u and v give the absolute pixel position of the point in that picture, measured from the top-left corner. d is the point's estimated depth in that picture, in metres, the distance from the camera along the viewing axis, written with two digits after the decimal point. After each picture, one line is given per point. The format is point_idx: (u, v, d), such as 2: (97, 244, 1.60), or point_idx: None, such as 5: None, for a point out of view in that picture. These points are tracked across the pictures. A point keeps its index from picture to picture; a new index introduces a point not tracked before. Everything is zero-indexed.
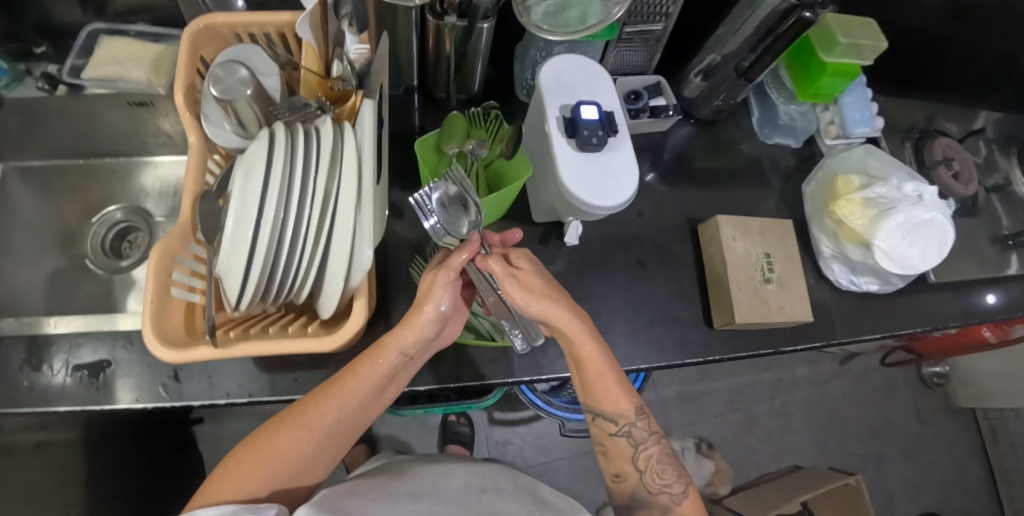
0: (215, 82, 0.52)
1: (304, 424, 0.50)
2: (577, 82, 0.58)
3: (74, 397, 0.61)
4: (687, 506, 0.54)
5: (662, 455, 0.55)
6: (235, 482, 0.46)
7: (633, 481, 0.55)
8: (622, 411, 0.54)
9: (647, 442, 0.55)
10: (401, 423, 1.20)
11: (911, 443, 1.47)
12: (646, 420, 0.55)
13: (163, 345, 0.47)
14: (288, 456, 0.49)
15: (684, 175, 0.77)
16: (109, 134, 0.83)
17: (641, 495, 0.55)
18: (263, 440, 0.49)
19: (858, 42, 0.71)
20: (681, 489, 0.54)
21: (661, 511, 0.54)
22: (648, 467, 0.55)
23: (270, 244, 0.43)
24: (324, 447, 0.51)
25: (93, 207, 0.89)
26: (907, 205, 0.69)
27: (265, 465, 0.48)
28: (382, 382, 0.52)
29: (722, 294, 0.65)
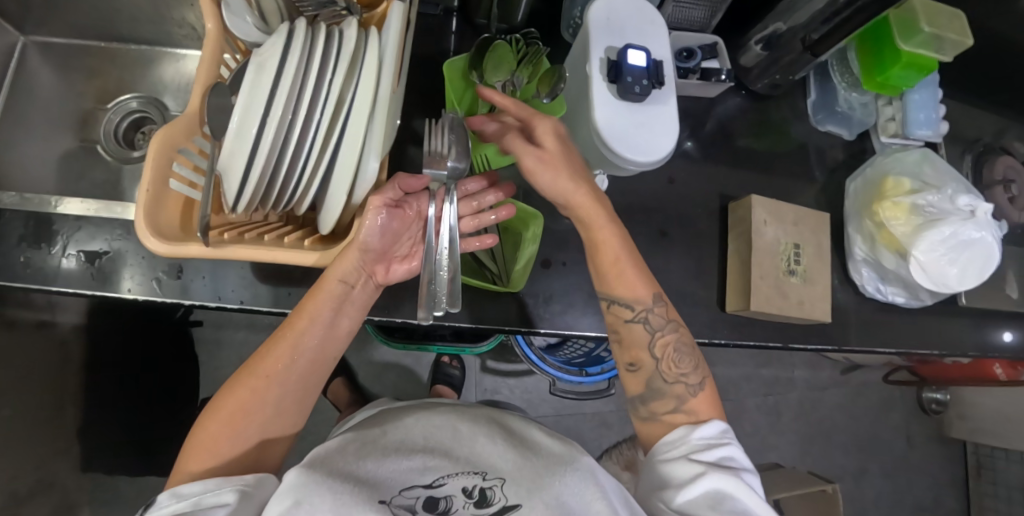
0: None
1: (258, 374, 0.47)
2: (628, 25, 0.53)
3: (70, 279, 0.61)
4: (702, 401, 0.51)
5: (680, 344, 0.52)
6: (206, 448, 0.44)
7: (649, 369, 0.52)
8: (638, 297, 0.53)
9: (665, 329, 0.53)
10: (393, 359, 1.21)
11: (894, 462, 1.46)
12: (662, 307, 0.53)
13: (151, 232, 0.44)
14: (257, 412, 0.47)
15: (723, 149, 0.72)
16: (132, 18, 0.80)
17: (656, 384, 0.52)
18: (222, 400, 0.46)
19: (942, 34, 0.64)
20: (697, 380, 0.52)
21: (676, 403, 0.51)
22: (665, 355, 0.52)
23: (273, 144, 0.40)
24: (290, 397, 0.49)
25: (109, 92, 0.86)
26: (956, 220, 0.64)
27: (233, 423, 0.45)
28: (332, 318, 0.50)
29: (742, 278, 0.61)
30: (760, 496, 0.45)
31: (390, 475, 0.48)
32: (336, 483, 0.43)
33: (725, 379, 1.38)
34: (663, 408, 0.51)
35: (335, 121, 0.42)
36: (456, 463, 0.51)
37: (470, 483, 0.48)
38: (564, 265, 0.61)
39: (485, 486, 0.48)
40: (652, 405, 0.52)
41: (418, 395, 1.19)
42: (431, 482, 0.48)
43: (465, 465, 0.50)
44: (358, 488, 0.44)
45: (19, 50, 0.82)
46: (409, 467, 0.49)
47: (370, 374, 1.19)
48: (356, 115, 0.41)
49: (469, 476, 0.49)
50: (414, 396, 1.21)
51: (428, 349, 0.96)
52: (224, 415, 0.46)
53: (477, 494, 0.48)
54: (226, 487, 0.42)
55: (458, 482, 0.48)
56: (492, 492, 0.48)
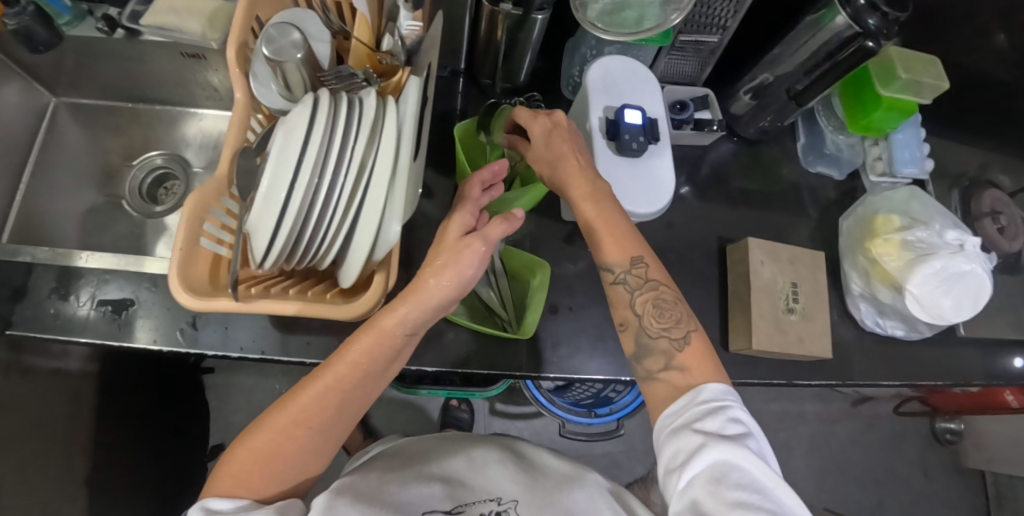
0: (268, 42, 0.52)
1: (301, 407, 0.46)
2: (625, 84, 0.57)
3: (82, 328, 0.64)
4: (690, 355, 0.47)
5: (662, 300, 0.49)
6: (241, 477, 0.46)
7: (635, 326, 0.50)
8: (618, 256, 0.50)
9: (645, 287, 0.50)
10: (403, 402, 1.22)
11: (912, 496, 1.43)
12: (645, 265, 0.50)
13: (183, 289, 0.48)
14: (293, 449, 0.47)
15: (717, 192, 0.76)
16: (159, 81, 0.86)
17: (644, 342, 0.49)
18: (263, 437, 0.46)
19: (918, 79, 0.68)
20: (683, 334, 0.48)
21: (666, 360, 0.48)
22: (647, 311, 0.49)
23: (302, 205, 0.43)
24: (329, 432, 0.49)
25: (136, 150, 0.92)
26: (946, 253, 0.67)
27: (268, 463, 0.46)
28: (383, 364, 0.48)
29: (743, 317, 0.63)
30: (770, 468, 0.40)
31: (413, 499, 0.49)
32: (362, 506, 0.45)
33: None
34: (657, 366, 0.48)
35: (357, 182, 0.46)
36: (473, 492, 0.52)
37: (487, 509, 0.50)
38: (571, 310, 0.64)
39: (500, 509, 0.50)
40: (647, 363, 0.49)
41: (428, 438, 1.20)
42: (450, 508, 0.49)
43: (482, 493, 0.52)
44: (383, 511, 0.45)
45: (49, 112, 0.88)
46: (429, 494, 0.50)
47: (380, 418, 1.19)
48: (379, 178, 0.44)
49: (486, 502, 0.51)
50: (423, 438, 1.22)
51: (439, 393, 0.97)
52: (264, 451, 0.46)
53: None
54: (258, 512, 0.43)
55: (476, 509, 0.50)
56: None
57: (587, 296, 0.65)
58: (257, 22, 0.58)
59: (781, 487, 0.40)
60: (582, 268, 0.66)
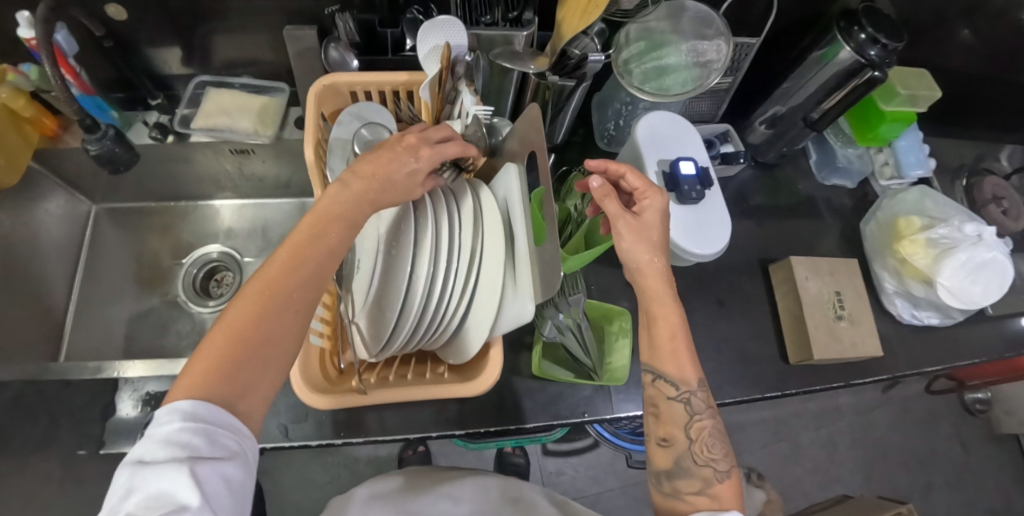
0: (360, 142, 0.62)
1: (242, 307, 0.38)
2: (670, 137, 0.60)
3: (123, 434, 0.65)
4: (727, 488, 0.48)
5: (716, 430, 0.50)
6: (208, 370, 0.36)
7: (681, 447, 0.50)
8: (684, 376, 0.51)
9: (702, 414, 0.50)
10: (457, 453, 1.24)
11: (956, 471, 1.46)
12: (705, 392, 0.51)
13: (310, 389, 0.50)
14: (242, 352, 0.37)
15: (748, 216, 0.81)
16: (207, 177, 0.89)
17: (684, 463, 0.49)
18: (235, 318, 0.38)
19: (916, 92, 0.75)
20: (726, 467, 0.49)
21: (702, 485, 0.48)
22: (699, 437, 0.50)
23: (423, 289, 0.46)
24: (292, 336, 0.40)
25: (183, 247, 0.95)
26: (969, 245, 0.72)
27: (221, 369, 0.36)
28: (340, 241, 0.43)
29: (799, 331, 0.68)
30: None
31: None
32: None
33: (773, 416, 1.42)
34: (689, 488, 0.49)
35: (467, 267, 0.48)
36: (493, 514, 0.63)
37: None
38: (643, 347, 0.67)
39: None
40: (678, 483, 0.49)
41: None
42: None
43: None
44: None
45: (90, 219, 0.92)
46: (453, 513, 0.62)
47: None
48: (491, 259, 0.47)
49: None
50: None
51: (501, 442, 1.00)
52: (232, 338, 0.37)
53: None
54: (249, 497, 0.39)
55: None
56: None
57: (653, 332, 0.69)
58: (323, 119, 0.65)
59: None
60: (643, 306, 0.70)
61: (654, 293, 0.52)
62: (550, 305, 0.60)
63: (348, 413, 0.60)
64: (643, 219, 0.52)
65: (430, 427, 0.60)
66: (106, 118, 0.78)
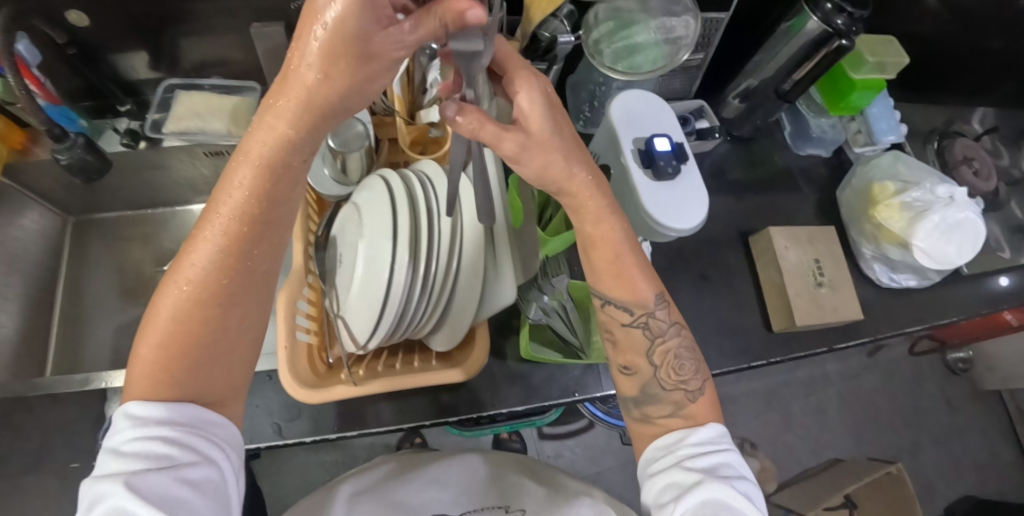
0: (334, 135, 0.57)
1: (185, 278, 0.39)
2: (645, 115, 0.61)
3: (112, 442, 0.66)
4: (702, 406, 0.47)
5: (682, 350, 0.49)
6: (154, 374, 0.37)
7: (645, 374, 0.49)
8: (640, 298, 0.49)
9: (667, 335, 0.49)
10: (455, 443, 1.25)
11: (943, 429, 1.51)
12: (666, 309, 0.50)
13: (299, 384, 0.50)
14: (207, 334, 0.39)
15: (727, 190, 0.82)
16: (183, 181, 0.88)
17: (651, 389, 0.48)
18: (170, 317, 0.38)
19: (883, 59, 0.76)
20: (698, 385, 0.48)
21: (673, 409, 0.47)
22: (664, 361, 0.49)
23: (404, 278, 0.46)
24: (237, 309, 0.40)
25: (165, 255, 0.94)
26: (941, 206, 0.74)
27: (184, 345, 0.38)
28: (269, 189, 0.40)
29: (781, 300, 0.69)
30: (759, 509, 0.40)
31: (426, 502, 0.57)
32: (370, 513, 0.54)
33: (763, 387, 1.45)
34: (659, 412, 0.48)
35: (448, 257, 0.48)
36: (486, 497, 0.59)
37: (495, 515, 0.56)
38: None
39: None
40: (648, 408, 0.48)
41: None
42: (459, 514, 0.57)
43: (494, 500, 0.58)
44: None
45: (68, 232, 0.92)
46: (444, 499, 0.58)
47: None
48: (473, 245, 0.48)
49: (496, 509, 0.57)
50: None
51: (496, 428, 1.02)
52: (171, 337, 0.38)
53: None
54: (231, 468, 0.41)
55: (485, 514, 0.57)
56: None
57: None
58: None
59: None
60: None
61: (589, 215, 0.48)
62: (534, 287, 0.60)
63: (342, 407, 0.60)
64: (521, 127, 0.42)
65: (424, 416, 0.61)
66: (75, 128, 0.78)
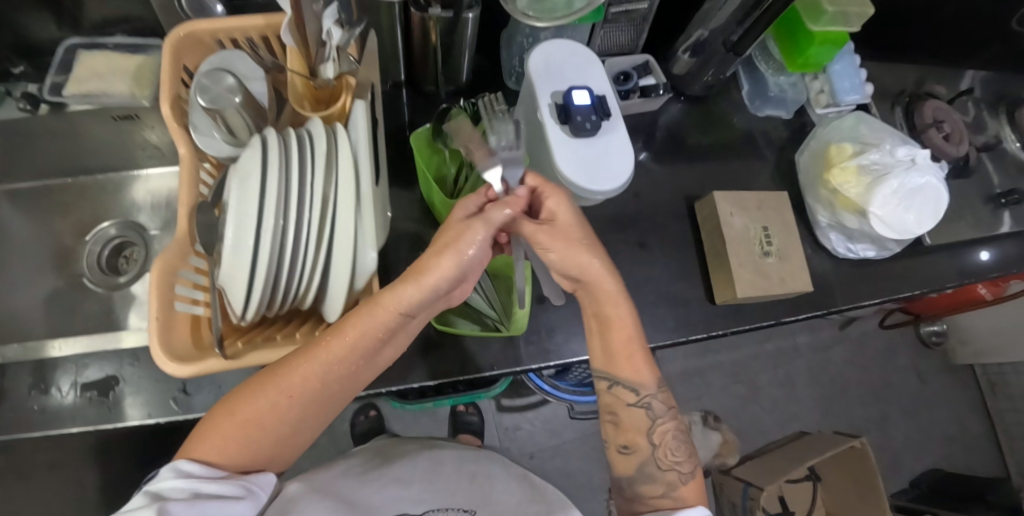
0: (202, 93, 0.53)
1: (291, 390, 0.46)
2: (567, 67, 0.57)
3: (68, 419, 0.62)
4: (692, 488, 0.53)
5: (677, 432, 0.54)
6: (215, 444, 0.46)
7: (644, 453, 0.54)
8: (643, 382, 0.54)
9: (664, 417, 0.54)
10: (412, 417, 1.23)
11: (912, 402, 1.49)
12: (664, 394, 0.55)
13: (169, 358, 0.47)
14: (274, 427, 0.47)
15: (678, 154, 0.77)
16: (94, 148, 0.82)
17: (648, 469, 0.53)
18: (244, 400, 0.46)
19: (845, 9, 0.69)
20: (688, 468, 0.53)
21: (665, 489, 0.52)
22: (662, 442, 0.54)
23: (272, 240, 0.42)
24: (296, 416, 0.48)
25: (87, 224, 0.89)
26: (900, 170, 0.69)
27: (246, 434, 0.46)
28: (373, 348, 0.48)
29: (723, 270, 0.65)
30: None
31: None
32: None
33: (731, 360, 1.43)
34: (651, 492, 0.53)
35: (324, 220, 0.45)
36: None
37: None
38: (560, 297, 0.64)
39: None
40: (642, 487, 0.53)
41: None
42: None
43: None
44: None
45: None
46: None
47: None
48: (344, 210, 0.45)
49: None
50: None
51: (444, 401, 0.99)
52: (240, 421, 0.46)
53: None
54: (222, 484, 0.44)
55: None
56: None
57: None
58: (186, 72, 0.57)
59: None
60: None
61: (602, 294, 0.53)
62: None
63: None
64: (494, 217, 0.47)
65: None
66: None
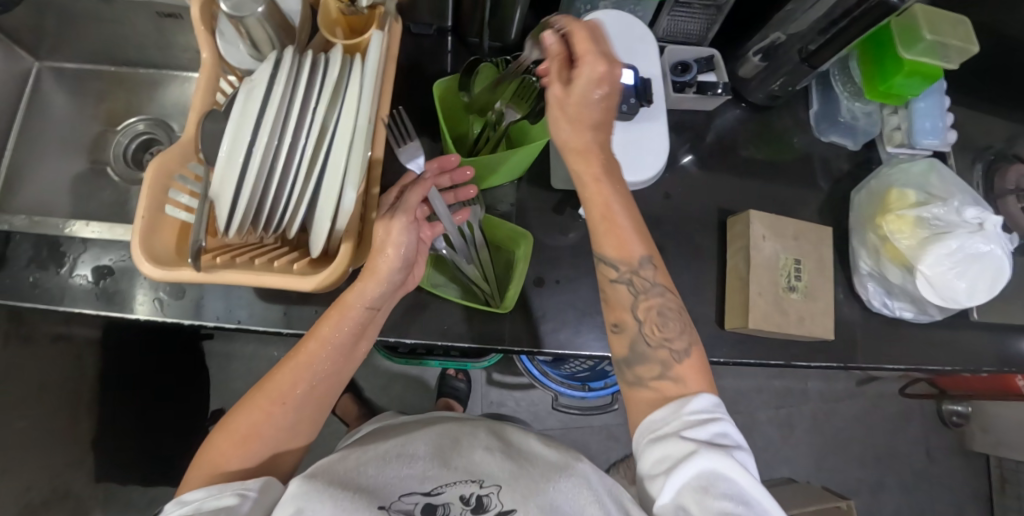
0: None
1: (280, 395, 0.48)
2: (617, 41, 0.54)
3: (77, 298, 0.62)
4: (689, 368, 0.46)
5: (665, 308, 0.49)
6: (215, 467, 0.45)
7: (632, 332, 0.49)
8: (628, 256, 0.49)
9: (650, 291, 0.49)
10: (401, 370, 1.23)
11: (913, 476, 1.41)
12: (652, 269, 0.49)
13: (146, 258, 0.46)
14: (274, 437, 0.48)
15: (724, 163, 0.71)
16: (137, 43, 0.79)
17: (640, 348, 0.48)
18: (237, 420, 0.47)
19: (945, 41, 0.61)
20: (685, 346, 0.48)
21: (661, 370, 0.47)
22: (649, 318, 0.49)
23: (263, 158, 0.41)
24: (292, 420, 0.49)
25: (118, 115, 0.86)
26: (963, 233, 0.62)
27: (244, 444, 0.46)
28: (349, 341, 0.49)
29: (741, 294, 0.60)
30: (754, 475, 0.40)
31: (391, 483, 0.47)
32: (336, 491, 0.43)
33: (733, 390, 1.37)
34: (649, 374, 0.47)
35: (319, 146, 0.45)
36: (455, 472, 0.49)
37: (467, 491, 0.47)
38: (558, 283, 0.63)
39: (482, 493, 0.47)
40: (638, 369, 0.48)
41: (424, 406, 1.20)
42: (429, 490, 0.47)
43: (464, 474, 0.49)
44: (358, 495, 0.44)
45: (33, 77, 0.82)
46: (410, 475, 0.48)
47: (377, 387, 1.20)
48: (339, 143, 0.44)
49: (466, 484, 0.47)
50: (419, 406, 1.23)
51: (431, 363, 0.98)
52: (237, 435, 0.46)
53: (474, 501, 0.46)
54: (225, 492, 0.42)
55: (455, 491, 0.47)
56: (489, 498, 0.46)
57: (575, 269, 0.64)
58: None
59: (766, 497, 0.40)
60: (573, 240, 0.65)
61: (589, 175, 0.49)
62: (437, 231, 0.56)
63: None
64: (575, 87, 0.46)
65: None
66: None
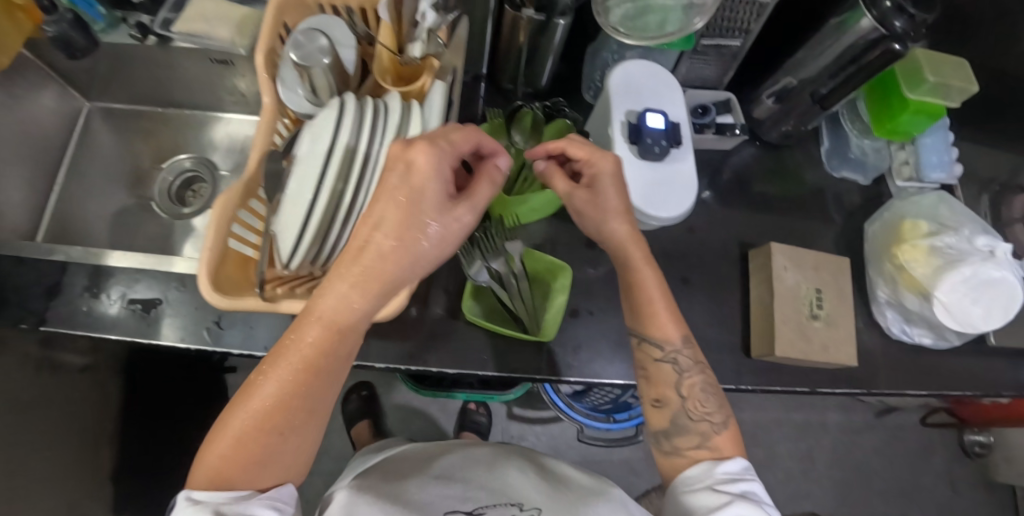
0: (295, 48, 0.55)
1: (272, 396, 0.42)
2: (646, 87, 0.58)
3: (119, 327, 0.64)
4: (725, 439, 0.51)
5: (705, 385, 0.53)
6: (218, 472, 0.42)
7: (675, 407, 0.52)
8: (668, 336, 0.53)
9: (691, 371, 0.53)
10: (423, 402, 1.24)
11: (939, 511, 1.39)
12: (691, 349, 0.54)
13: (212, 288, 0.49)
14: (273, 444, 0.43)
15: (741, 198, 0.75)
16: (186, 86, 0.85)
17: (680, 422, 0.52)
18: (232, 419, 0.42)
19: (948, 81, 0.66)
20: (721, 419, 0.52)
21: (700, 440, 0.51)
22: (691, 394, 0.52)
23: (330, 196, 0.45)
24: (292, 425, 0.44)
25: (165, 153, 0.92)
26: (976, 260, 0.65)
27: (243, 450, 0.42)
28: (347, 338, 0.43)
29: (765, 322, 0.63)
30: None
31: (433, 502, 0.49)
32: (385, 507, 0.45)
33: (751, 423, 1.37)
34: (688, 443, 0.51)
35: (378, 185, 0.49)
36: (495, 496, 0.50)
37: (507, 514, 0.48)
38: (591, 314, 0.66)
39: None
40: (677, 440, 0.52)
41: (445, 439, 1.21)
42: (472, 510, 0.48)
43: (503, 498, 0.50)
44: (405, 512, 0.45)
45: (83, 116, 0.89)
46: (451, 497, 0.50)
47: (399, 418, 1.21)
48: None
49: (507, 507, 0.48)
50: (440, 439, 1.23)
51: (456, 396, 1.00)
52: (235, 439, 0.42)
53: None
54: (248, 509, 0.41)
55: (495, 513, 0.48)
56: None
57: (606, 300, 0.67)
58: (285, 28, 0.60)
59: None
60: (602, 273, 0.68)
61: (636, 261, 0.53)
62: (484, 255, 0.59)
63: None
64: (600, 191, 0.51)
65: None
66: (93, 15, 0.72)
